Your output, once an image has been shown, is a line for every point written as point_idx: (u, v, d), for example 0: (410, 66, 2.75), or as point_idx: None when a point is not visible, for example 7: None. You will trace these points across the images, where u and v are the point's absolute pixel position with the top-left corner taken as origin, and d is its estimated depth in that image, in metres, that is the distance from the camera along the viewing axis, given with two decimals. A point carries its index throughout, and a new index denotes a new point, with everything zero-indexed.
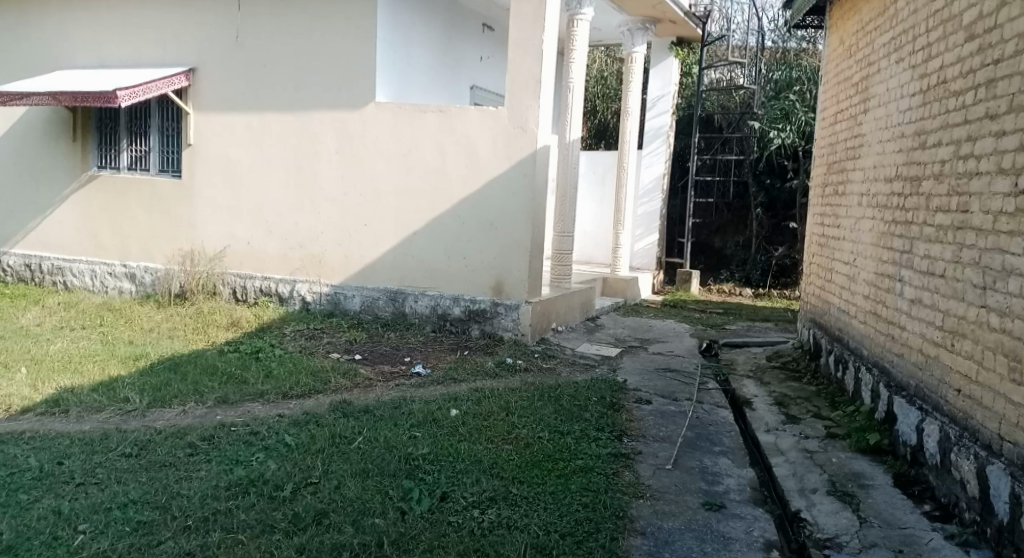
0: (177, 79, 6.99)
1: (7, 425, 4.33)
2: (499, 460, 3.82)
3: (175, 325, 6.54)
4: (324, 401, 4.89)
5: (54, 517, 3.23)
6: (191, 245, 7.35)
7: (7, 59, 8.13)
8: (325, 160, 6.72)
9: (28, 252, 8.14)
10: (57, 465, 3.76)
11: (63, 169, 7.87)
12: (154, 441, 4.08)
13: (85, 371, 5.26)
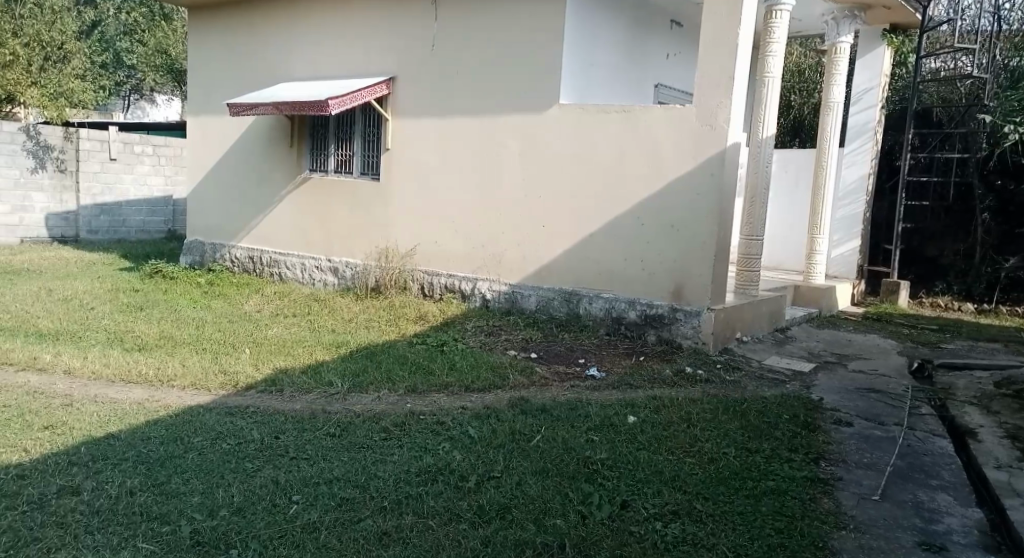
0: (379, 88, 7.53)
1: (234, 400, 4.87)
2: (681, 473, 3.73)
3: (371, 317, 7.02)
4: (504, 396, 5.02)
5: (272, 487, 3.59)
6: (384, 243, 7.86)
7: (239, 73, 9.12)
8: (509, 163, 6.91)
9: (251, 246, 9.10)
10: (274, 439, 4.17)
11: (282, 172, 8.72)
12: (354, 424, 4.41)
13: (297, 355, 5.81)
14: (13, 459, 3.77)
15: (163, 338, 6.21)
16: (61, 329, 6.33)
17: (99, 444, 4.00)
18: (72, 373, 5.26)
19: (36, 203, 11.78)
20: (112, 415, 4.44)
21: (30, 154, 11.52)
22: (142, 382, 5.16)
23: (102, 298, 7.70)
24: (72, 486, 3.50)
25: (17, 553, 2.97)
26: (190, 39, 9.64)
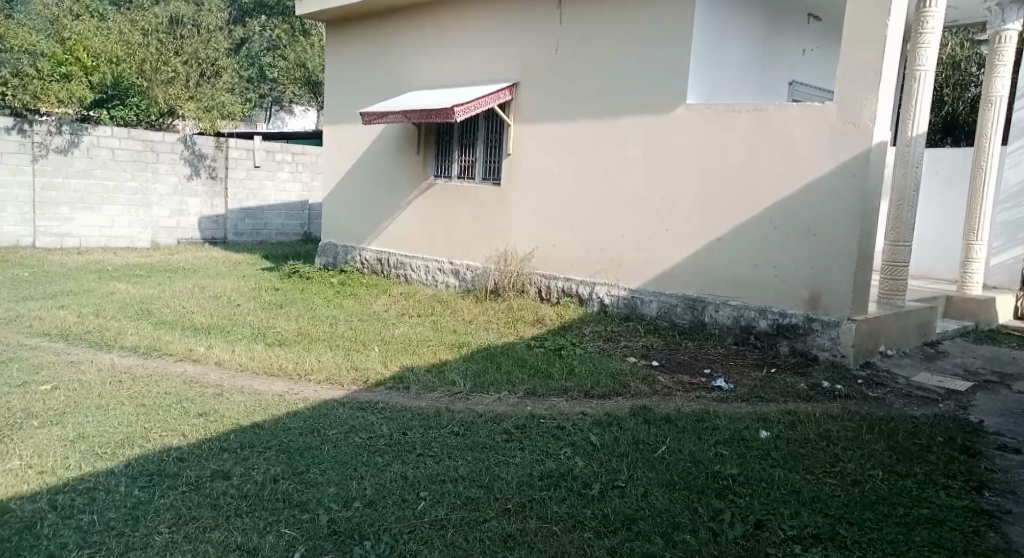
0: (502, 94, 7.62)
1: (364, 395, 5.06)
2: (821, 494, 3.53)
3: (491, 319, 7.13)
4: (625, 404, 4.95)
5: (401, 482, 3.70)
6: (505, 246, 7.94)
7: (371, 82, 9.51)
8: (632, 165, 6.82)
9: (379, 248, 9.46)
10: (402, 434, 4.30)
11: (410, 177, 9.00)
12: (477, 424, 4.48)
13: (421, 354, 5.98)
14: (172, 442, 4.09)
15: (302, 334, 6.55)
16: (212, 323, 6.83)
17: (245, 433, 4.26)
18: (221, 365, 5.65)
19: (191, 207, 12.76)
20: (256, 406, 4.73)
21: (187, 162, 12.57)
22: (283, 375, 5.47)
23: (247, 295, 8.23)
24: (223, 470, 3.75)
25: (177, 530, 3.21)
26: (326, 53, 10.16)
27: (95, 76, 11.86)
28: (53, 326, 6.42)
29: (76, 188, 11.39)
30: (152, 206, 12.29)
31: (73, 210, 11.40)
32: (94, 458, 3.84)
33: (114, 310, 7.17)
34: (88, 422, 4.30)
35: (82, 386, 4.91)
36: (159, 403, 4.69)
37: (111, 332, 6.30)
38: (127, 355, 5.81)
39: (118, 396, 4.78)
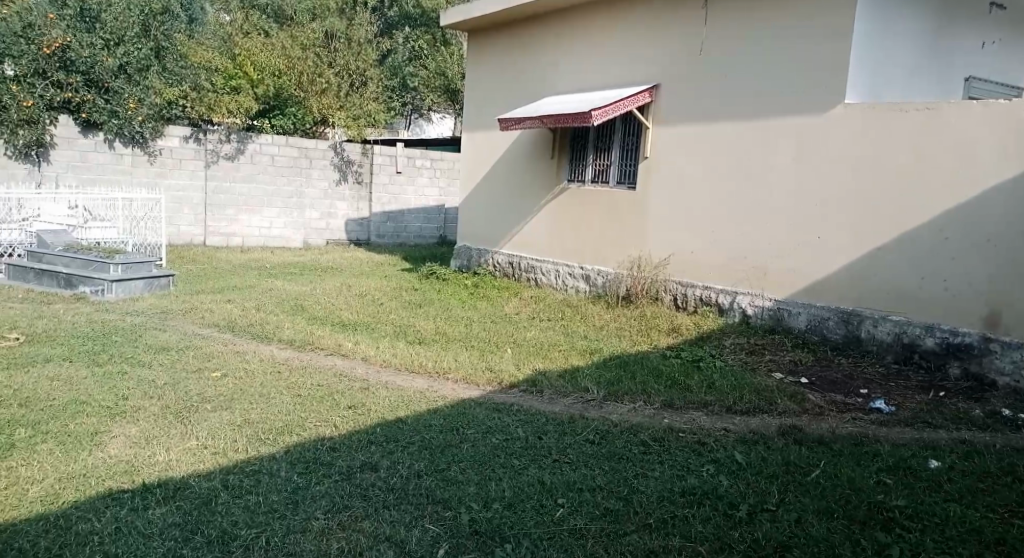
0: (641, 96, 7.50)
1: (500, 397, 5.11)
2: (1007, 536, 3.21)
3: (624, 326, 7.04)
4: (771, 422, 4.72)
5: (539, 486, 3.69)
6: (639, 251, 7.80)
7: (510, 89, 9.65)
8: (781, 169, 6.50)
9: (511, 252, 9.56)
10: (538, 438, 4.31)
11: (544, 181, 9.02)
12: (613, 433, 4.41)
13: (554, 358, 5.97)
14: (325, 432, 4.31)
15: (440, 334, 6.73)
16: (358, 320, 7.16)
17: (390, 427, 4.41)
18: (368, 360, 5.90)
19: (340, 211, 13.47)
20: (400, 401, 4.89)
21: (336, 168, 13.27)
22: (424, 373, 5.63)
23: (389, 294, 8.58)
24: (371, 462, 3.90)
25: (333, 517, 3.37)
26: (467, 60, 10.43)
27: (259, 89, 12.95)
28: (222, 318, 6.96)
29: (241, 192, 12.34)
30: (306, 209, 13.08)
31: (238, 212, 12.36)
32: (258, 443, 4.12)
33: (272, 305, 7.68)
34: (253, 409, 4.62)
35: (246, 375, 5.29)
36: (313, 394, 4.95)
37: (270, 325, 6.75)
38: (283, 347, 6.20)
39: (278, 385, 5.10)
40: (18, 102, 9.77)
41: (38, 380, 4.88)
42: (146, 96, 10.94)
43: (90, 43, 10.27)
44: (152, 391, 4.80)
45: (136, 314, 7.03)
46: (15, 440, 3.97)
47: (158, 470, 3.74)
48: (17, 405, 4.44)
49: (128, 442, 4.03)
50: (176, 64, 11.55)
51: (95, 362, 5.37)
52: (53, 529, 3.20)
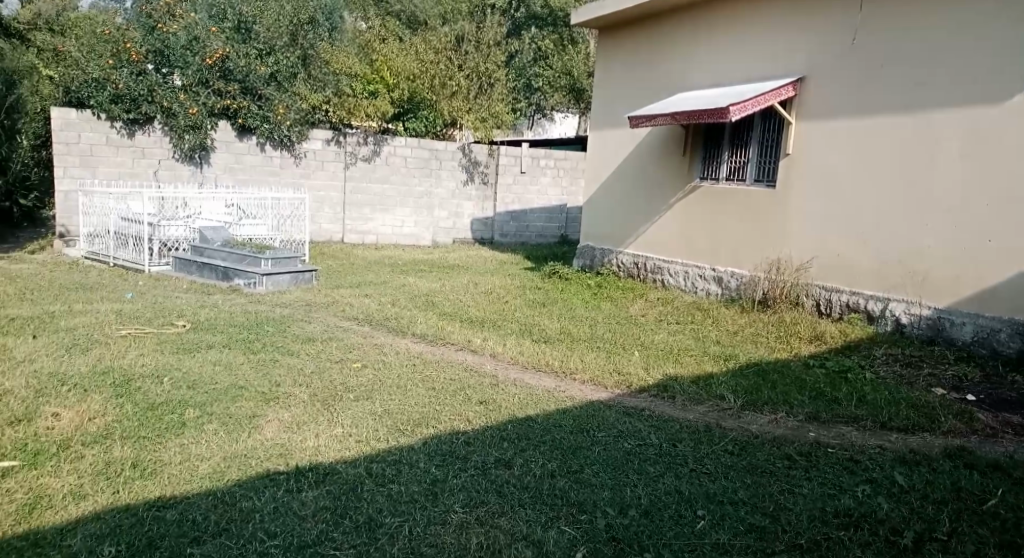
0: (785, 90, 7.16)
1: (629, 400, 5.00)
2: None
3: (760, 332, 6.75)
4: (934, 442, 4.37)
5: (677, 496, 3.59)
6: (777, 253, 7.46)
7: (640, 86, 9.46)
8: (945, 165, 6.03)
9: (637, 252, 9.40)
10: (672, 446, 4.18)
11: (674, 180, 8.79)
12: (753, 445, 4.22)
13: (686, 363, 5.80)
14: (460, 427, 4.39)
15: (565, 333, 6.69)
16: (486, 317, 7.24)
17: (521, 425, 4.43)
18: (496, 357, 5.95)
19: (466, 210, 13.72)
20: (530, 399, 4.90)
21: (464, 169, 13.53)
22: (550, 371, 5.60)
23: (515, 292, 8.64)
24: (504, 460, 3.93)
25: (470, 511, 3.42)
26: (596, 59, 10.30)
27: (395, 93, 13.19)
28: (359, 311, 7.25)
29: (376, 192, 12.84)
30: (435, 208, 13.42)
31: (372, 211, 12.87)
32: (397, 434, 4.25)
33: (404, 300, 7.91)
34: (391, 400, 4.77)
35: (383, 366, 5.48)
36: (446, 388, 5.06)
37: (403, 320, 6.97)
38: (416, 342, 6.37)
39: (413, 379, 5.25)
40: (185, 109, 10.87)
41: (203, 365, 5.27)
42: (294, 102, 11.81)
43: (247, 54, 11.35)
44: (300, 379, 5.07)
45: (284, 306, 7.46)
46: (186, 418, 4.30)
47: (309, 454, 3.94)
48: (185, 386, 4.81)
49: (282, 426, 4.27)
50: (320, 72, 12.42)
51: (250, 349, 5.73)
52: (219, 504, 3.42)
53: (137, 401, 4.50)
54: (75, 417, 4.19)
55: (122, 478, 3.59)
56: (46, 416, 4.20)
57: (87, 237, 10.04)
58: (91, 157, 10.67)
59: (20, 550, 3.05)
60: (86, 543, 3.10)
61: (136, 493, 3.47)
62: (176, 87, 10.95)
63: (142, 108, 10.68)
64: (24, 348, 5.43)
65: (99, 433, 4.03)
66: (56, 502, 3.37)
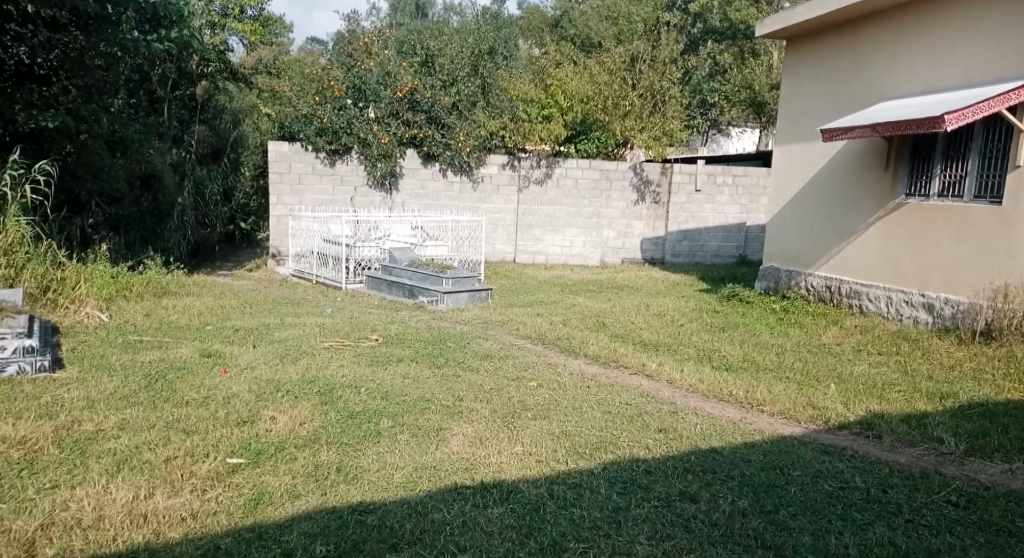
0: (1014, 95, 6.30)
1: (828, 437, 4.60)
2: None
3: (983, 367, 6.01)
4: None
5: (891, 549, 3.22)
6: (1002, 279, 6.60)
7: (833, 97, 8.86)
8: None
9: (829, 275, 8.77)
10: (882, 492, 3.78)
11: (874, 197, 8.12)
12: (983, 498, 3.71)
13: (892, 400, 5.25)
14: (640, 454, 4.23)
15: (748, 361, 6.32)
16: (661, 341, 7.01)
17: (705, 457, 4.20)
18: (674, 383, 5.70)
19: (636, 230, 13.29)
20: (714, 430, 4.65)
21: (635, 189, 13.15)
22: (734, 401, 5.29)
23: (691, 315, 8.33)
24: (690, 492, 3.73)
25: (658, 544, 3.26)
26: (784, 71, 9.80)
27: (569, 116, 13.53)
28: (534, 330, 7.28)
29: (547, 212, 12.95)
30: (604, 228, 13.18)
31: (543, 232, 12.99)
32: (577, 456, 4.17)
33: (577, 320, 7.86)
34: (568, 421, 4.71)
35: (560, 387, 5.43)
36: (624, 413, 4.91)
37: (576, 340, 6.89)
38: (590, 363, 6.28)
39: (589, 401, 5.14)
40: (378, 139, 11.77)
41: (393, 378, 5.49)
42: (474, 129, 12.25)
43: (432, 86, 12.11)
44: (481, 395, 5.14)
45: (463, 323, 7.66)
46: (380, 428, 4.48)
47: (492, 471, 3.95)
48: (379, 397, 5.04)
49: (467, 441, 4.34)
50: (499, 99, 12.67)
51: (434, 364, 5.91)
52: (413, 514, 3.49)
53: (338, 409, 4.77)
54: (289, 422, 4.49)
55: (329, 482, 3.77)
56: (266, 419, 4.53)
57: (295, 257, 10.99)
58: (300, 185, 11.87)
59: (248, 540, 3.22)
60: (301, 540, 3.23)
61: (340, 497, 3.63)
62: (370, 119, 11.89)
63: (343, 139, 11.69)
64: (246, 355, 5.97)
65: (308, 437, 4.29)
66: (275, 499, 3.58)
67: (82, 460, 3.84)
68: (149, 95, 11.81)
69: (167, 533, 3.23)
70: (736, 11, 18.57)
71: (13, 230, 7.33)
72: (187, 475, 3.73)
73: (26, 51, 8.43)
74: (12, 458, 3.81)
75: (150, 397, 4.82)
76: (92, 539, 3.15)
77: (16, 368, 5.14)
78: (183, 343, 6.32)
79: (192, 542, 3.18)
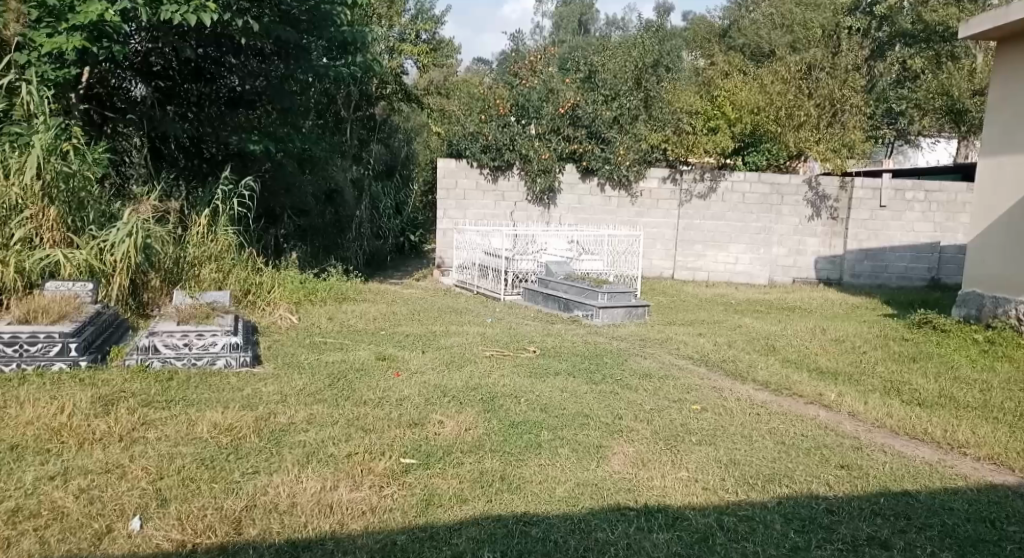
0: None
1: None
2: None
3: None
4: None
5: None
6: None
7: None
8: None
9: None
10: None
11: None
12: None
13: None
14: (819, 490, 3.91)
15: (946, 397, 5.69)
16: (840, 369, 6.49)
17: (897, 499, 3.82)
18: (856, 416, 5.25)
19: (810, 247, 12.49)
20: (907, 471, 4.21)
21: (810, 204, 12.39)
22: (929, 440, 4.78)
23: (874, 343, 7.67)
24: (880, 538, 3.38)
25: None
26: (991, 81, 8.84)
27: (737, 127, 12.86)
28: (695, 350, 7.01)
29: (710, 227, 12.50)
30: (773, 245, 12.52)
31: (705, 247, 12.56)
32: (747, 487, 3.91)
33: (744, 342, 7.47)
34: (736, 449, 4.44)
35: (726, 412, 5.16)
36: (799, 444, 4.56)
37: (744, 363, 6.55)
38: (759, 389, 5.92)
39: (761, 430, 4.82)
40: (539, 155, 11.91)
41: (552, 390, 5.45)
42: (635, 143, 12.07)
43: (594, 101, 12.13)
44: (642, 415, 4.98)
45: (620, 339, 7.51)
46: (541, 439, 4.45)
47: (657, 495, 3.78)
48: (538, 408, 5.02)
49: (629, 460, 4.20)
50: (662, 111, 12.51)
51: (591, 380, 5.80)
52: (577, 530, 3.41)
53: (501, 418, 4.79)
54: (456, 427, 4.56)
55: (495, 490, 3.77)
56: (434, 423, 4.64)
57: (458, 268, 11.32)
58: (464, 201, 12.29)
59: (421, 539, 3.28)
60: (470, 545, 3.24)
61: (505, 505, 3.62)
62: (532, 136, 12.07)
63: (505, 156, 11.95)
64: (416, 360, 6.17)
65: (474, 444, 4.33)
66: (444, 502, 3.63)
67: (278, 449, 4.09)
68: (335, 115, 12.67)
69: (350, 524, 3.35)
70: (932, 13, 16.79)
71: (222, 238, 8.08)
72: (366, 471, 3.87)
73: (237, 79, 9.32)
74: (222, 442, 4.12)
75: (334, 395, 5.10)
76: (287, 523, 3.31)
77: (224, 362, 5.62)
78: (360, 346, 6.64)
79: (372, 536, 3.27)
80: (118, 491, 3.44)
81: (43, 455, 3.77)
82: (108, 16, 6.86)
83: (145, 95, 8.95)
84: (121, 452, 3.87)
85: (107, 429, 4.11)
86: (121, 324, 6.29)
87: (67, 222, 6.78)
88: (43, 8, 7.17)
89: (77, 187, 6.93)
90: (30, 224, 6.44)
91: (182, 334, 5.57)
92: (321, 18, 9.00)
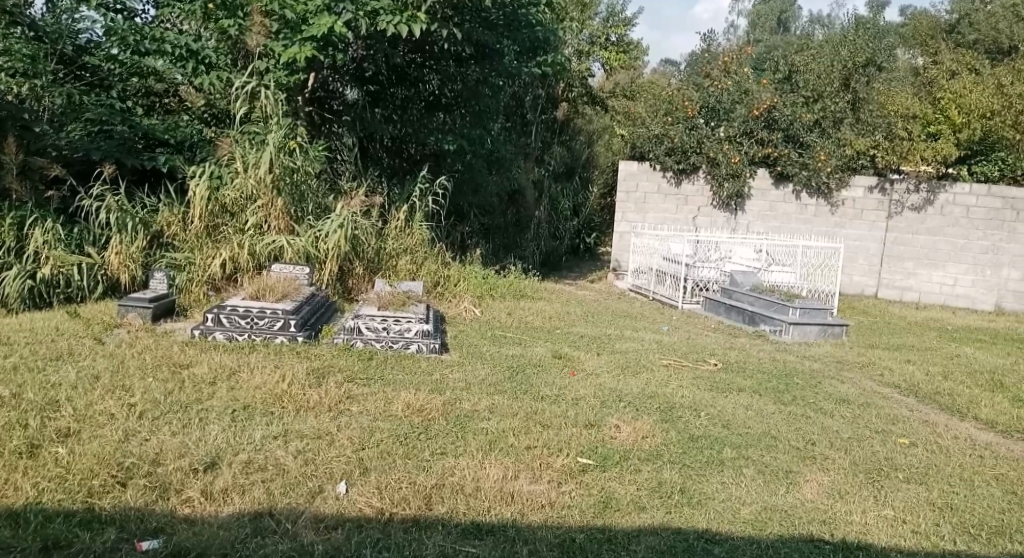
0: None
1: None
2: None
3: None
4: None
5: None
6: None
7: None
8: None
9: None
10: None
11: None
12: None
13: None
14: None
15: None
16: None
17: None
18: None
19: None
20: None
21: None
22: None
23: None
24: None
25: None
26: None
27: (964, 134, 11.02)
28: (902, 379, 6.39)
29: (923, 243, 11.40)
30: (1003, 267, 11.11)
31: (916, 265, 11.46)
32: (968, 537, 3.53)
33: (962, 375, 6.71)
34: (953, 493, 4.00)
35: (940, 450, 4.66)
36: None
37: (961, 398, 5.87)
38: (982, 429, 5.28)
39: (980, 474, 4.32)
40: (727, 159, 11.55)
41: (735, 407, 5.22)
42: (838, 148, 11.39)
43: (794, 103, 11.49)
44: (838, 443, 4.63)
45: (813, 360, 7.02)
46: (723, 456, 4.28)
47: (856, 530, 3.51)
48: (721, 425, 4.83)
49: (823, 490, 3.92)
50: (871, 115, 11.46)
51: (779, 401, 5.48)
52: None
53: (680, 430, 4.66)
54: (634, 433, 4.50)
55: (674, 502, 3.67)
56: (611, 426, 4.60)
57: (635, 272, 11.22)
58: (644, 204, 12.25)
59: (599, 541, 3.26)
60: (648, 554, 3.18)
61: (685, 519, 3.51)
62: (721, 138, 11.69)
63: (691, 159, 11.75)
64: (594, 363, 6.14)
65: (652, 452, 4.26)
66: (623, 507, 3.59)
67: (463, 434, 4.26)
68: (522, 118, 13.01)
69: (529, 516, 3.41)
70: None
71: (418, 232, 8.54)
72: (546, 465, 3.92)
73: (437, 83, 9.70)
74: (414, 422, 4.37)
75: (514, 388, 5.22)
76: (472, 506, 3.43)
77: (416, 347, 5.92)
78: (540, 343, 6.74)
79: (551, 530, 3.31)
80: (328, 457, 3.73)
81: (268, 416, 4.19)
82: (335, 28, 7.45)
83: (356, 98, 9.57)
84: (330, 421, 4.21)
85: (319, 399, 4.49)
86: (330, 306, 6.85)
87: (290, 211, 7.48)
88: (283, 21, 7.92)
89: (300, 180, 7.61)
90: (261, 212, 7.28)
91: (381, 319, 5.98)
92: (514, 21, 9.18)
